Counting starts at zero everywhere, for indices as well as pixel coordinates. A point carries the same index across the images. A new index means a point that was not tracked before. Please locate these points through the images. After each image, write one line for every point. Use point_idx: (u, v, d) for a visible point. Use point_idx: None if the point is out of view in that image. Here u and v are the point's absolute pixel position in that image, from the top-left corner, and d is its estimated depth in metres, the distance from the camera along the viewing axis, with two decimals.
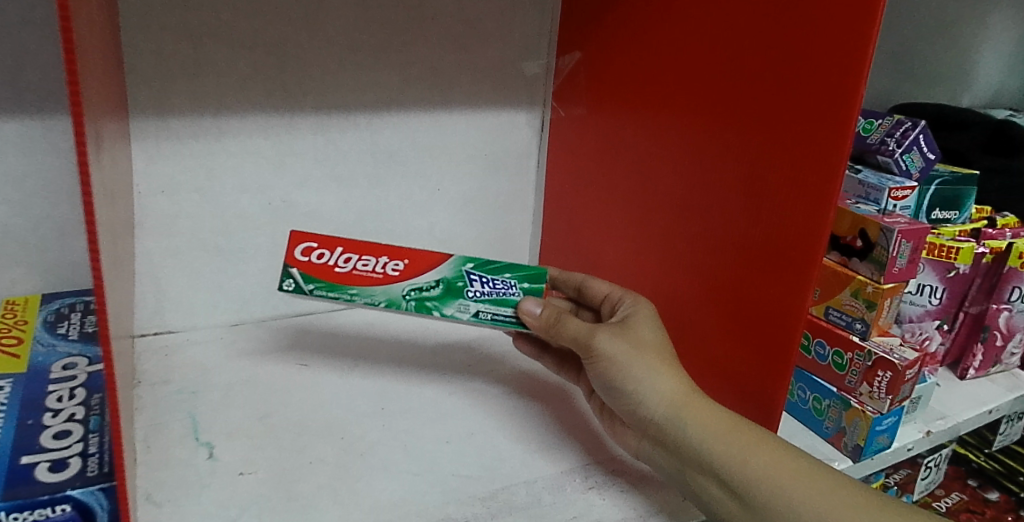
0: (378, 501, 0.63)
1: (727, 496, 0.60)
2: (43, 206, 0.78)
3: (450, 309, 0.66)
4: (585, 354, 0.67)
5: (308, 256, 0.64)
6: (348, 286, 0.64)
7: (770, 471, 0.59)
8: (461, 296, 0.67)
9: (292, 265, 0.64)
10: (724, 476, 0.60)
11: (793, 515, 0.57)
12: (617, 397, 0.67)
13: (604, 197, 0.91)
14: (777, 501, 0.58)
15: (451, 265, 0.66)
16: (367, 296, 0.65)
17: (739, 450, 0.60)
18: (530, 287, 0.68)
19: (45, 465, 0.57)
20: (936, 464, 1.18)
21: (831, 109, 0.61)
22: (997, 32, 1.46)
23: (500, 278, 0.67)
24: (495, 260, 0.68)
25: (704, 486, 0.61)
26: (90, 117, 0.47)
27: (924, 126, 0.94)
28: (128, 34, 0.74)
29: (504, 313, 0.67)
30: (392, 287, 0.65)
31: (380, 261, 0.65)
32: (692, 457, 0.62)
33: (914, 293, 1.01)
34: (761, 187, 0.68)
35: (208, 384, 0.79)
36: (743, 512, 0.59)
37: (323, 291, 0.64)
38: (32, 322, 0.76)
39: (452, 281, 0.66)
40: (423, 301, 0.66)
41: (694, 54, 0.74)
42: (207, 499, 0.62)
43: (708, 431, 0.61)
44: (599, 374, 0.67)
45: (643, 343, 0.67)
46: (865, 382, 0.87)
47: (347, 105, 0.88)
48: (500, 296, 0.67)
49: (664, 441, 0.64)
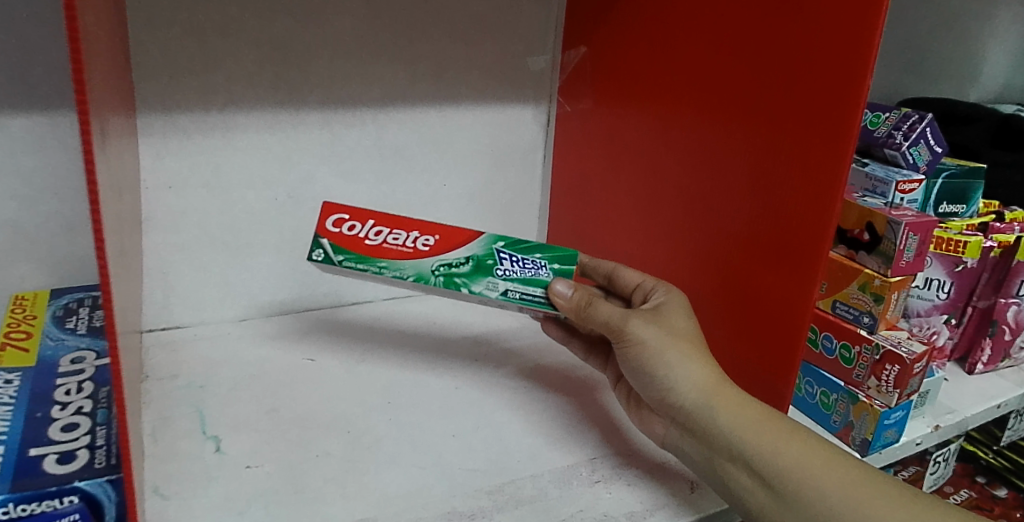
0: (385, 494, 0.63)
1: (757, 487, 0.59)
2: (52, 202, 0.78)
3: (478, 286, 0.66)
4: (616, 338, 0.67)
5: (338, 228, 0.65)
6: (377, 258, 0.64)
7: (803, 461, 0.58)
8: (490, 274, 0.66)
9: (322, 235, 0.65)
10: (756, 467, 0.59)
11: (825, 506, 0.56)
12: (647, 382, 0.66)
13: (613, 188, 0.91)
14: (808, 492, 0.57)
15: (482, 243, 0.66)
16: (396, 270, 0.65)
17: (772, 441, 0.60)
18: (560, 268, 0.67)
19: (53, 457, 0.58)
20: (945, 459, 1.17)
21: (837, 107, 0.60)
22: (1006, 26, 1.44)
23: (530, 258, 0.67)
24: (527, 240, 0.67)
25: (733, 476, 0.61)
26: (97, 112, 0.47)
27: (931, 119, 0.94)
28: (135, 31, 0.74)
29: (532, 293, 0.66)
30: (422, 262, 0.65)
31: (411, 236, 0.65)
32: (723, 447, 0.61)
33: (922, 287, 0.99)
34: (770, 167, 0.67)
35: (216, 378, 0.79)
36: (773, 504, 0.59)
37: (352, 263, 0.64)
38: (41, 317, 0.76)
39: (482, 259, 0.66)
40: (452, 277, 0.65)
41: (700, 41, 0.74)
42: (214, 491, 0.62)
43: (739, 421, 0.61)
44: (629, 360, 0.67)
45: (675, 332, 0.66)
46: (874, 376, 0.86)
47: (354, 100, 0.88)
48: (529, 275, 0.66)
49: (694, 429, 0.63)
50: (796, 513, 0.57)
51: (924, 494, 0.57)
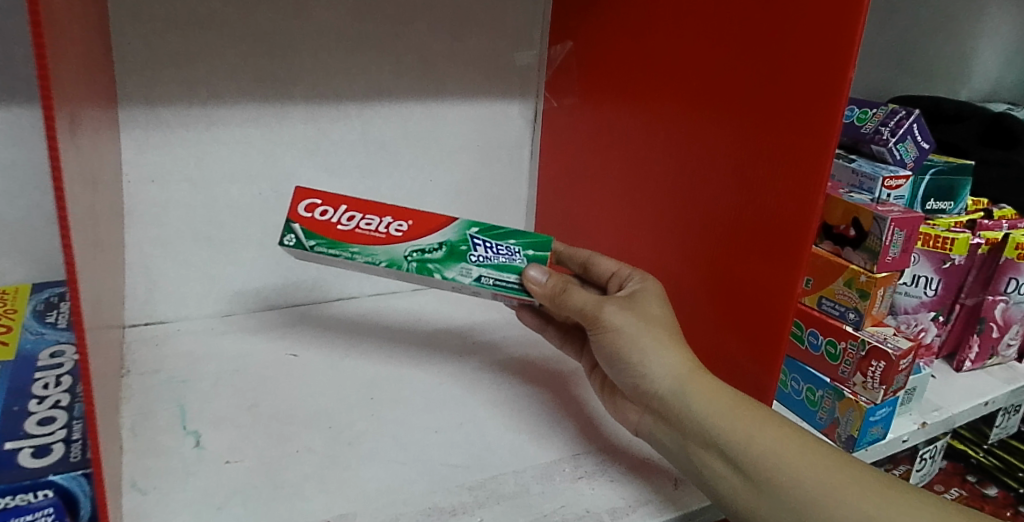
0: (365, 489, 0.63)
1: (730, 472, 0.59)
2: (33, 196, 0.78)
3: (451, 272, 0.65)
4: (591, 324, 0.66)
5: (310, 213, 0.65)
6: (349, 243, 0.64)
7: (775, 447, 0.58)
8: (463, 260, 0.65)
9: (294, 220, 0.64)
10: (729, 452, 0.59)
11: (796, 491, 0.56)
12: (622, 369, 0.66)
13: (598, 181, 0.91)
14: (780, 477, 0.57)
15: (456, 229, 0.66)
16: (368, 255, 0.64)
17: (746, 427, 0.59)
18: (535, 254, 0.66)
19: (28, 450, 0.57)
20: (931, 456, 1.16)
21: (817, 102, 0.60)
22: (996, 25, 1.45)
23: (505, 244, 0.66)
24: (502, 226, 0.67)
25: (706, 462, 0.61)
26: (69, 106, 0.46)
27: (918, 114, 0.94)
28: (117, 24, 0.74)
29: (506, 279, 0.65)
30: (395, 247, 0.64)
31: (384, 221, 0.65)
32: (697, 433, 0.61)
33: (909, 284, 0.99)
34: (755, 154, 0.66)
35: (198, 373, 0.78)
36: (745, 489, 0.58)
37: (324, 248, 0.64)
38: (21, 311, 0.76)
39: (455, 244, 0.65)
40: (424, 263, 0.64)
41: (684, 33, 0.74)
42: (193, 486, 0.62)
43: (712, 406, 0.61)
44: (604, 347, 0.66)
45: (650, 318, 0.66)
46: (859, 372, 0.86)
47: (338, 95, 0.88)
48: (503, 261, 0.65)
49: (669, 416, 0.63)
50: (767, 499, 0.57)
51: (899, 481, 0.56)
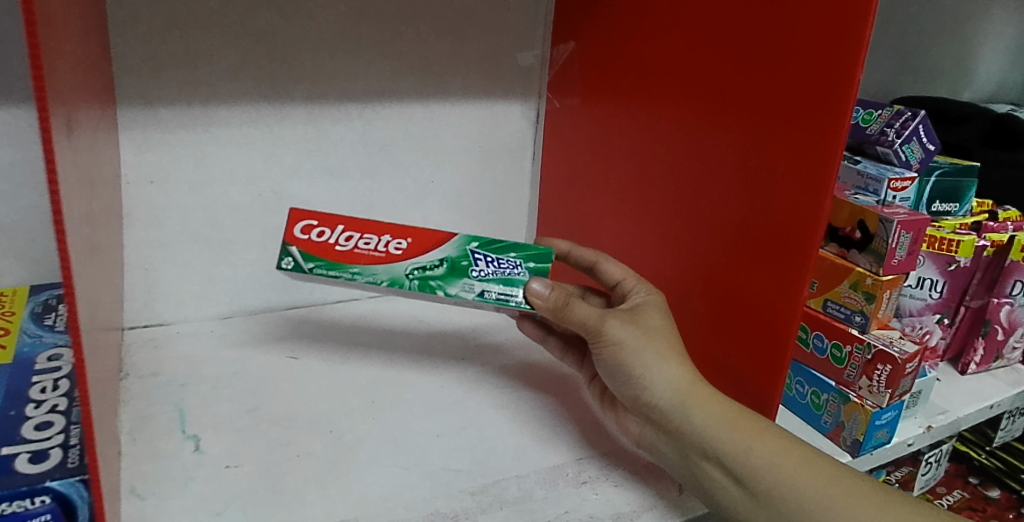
0: (366, 494, 0.62)
1: (730, 483, 0.59)
2: (31, 197, 0.77)
3: (453, 288, 0.64)
4: (593, 338, 0.66)
5: (307, 234, 0.63)
6: (350, 264, 0.62)
7: (775, 459, 0.57)
8: (465, 275, 0.64)
9: (290, 244, 0.62)
10: (729, 464, 0.58)
11: (796, 504, 0.55)
12: (624, 381, 0.65)
13: (602, 186, 0.90)
14: (779, 489, 0.56)
15: (455, 244, 0.65)
16: (369, 275, 0.63)
17: (746, 439, 0.58)
18: (535, 266, 0.65)
19: (25, 456, 0.56)
20: (936, 460, 1.15)
21: (824, 108, 0.59)
22: (1000, 24, 1.44)
23: (506, 258, 0.65)
24: (502, 240, 0.66)
25: (707, 473, 0.60)
26: (67, 107, 0.46)
27: (924, 116, 0.93)
28: (116, 23, 0.73)
29: (511, 293, 0.64)
30: (396, 265, 0.63)
31: (383, 240, 0.64)
32: (697, 445, 0.60)
33: (915, 286, 0.99)
34: (762, 160, 0.65)
35: (198, 377, 0.77)
36: (744, 500, 0.58)
37: (323, 270, 0.62)
38: (19, 313, 0.75)
39: (456, 260, 0.64)
40: (427, 280, 0.64)
41: (689, 38, 0.73)
42: (192, 492, 0.61)
43: (712, 418, 0.60)
44: (607, 360, 0.65)
45: (653, 331, 0.65)
46: (865, 376, 0.86)
47: (338, 95, 0.87)
48: (505, 276, 0.65)
49: (669, 428, 0.62)
50: (767, 510, 0.56)
51: (899, 492, 0.56)
